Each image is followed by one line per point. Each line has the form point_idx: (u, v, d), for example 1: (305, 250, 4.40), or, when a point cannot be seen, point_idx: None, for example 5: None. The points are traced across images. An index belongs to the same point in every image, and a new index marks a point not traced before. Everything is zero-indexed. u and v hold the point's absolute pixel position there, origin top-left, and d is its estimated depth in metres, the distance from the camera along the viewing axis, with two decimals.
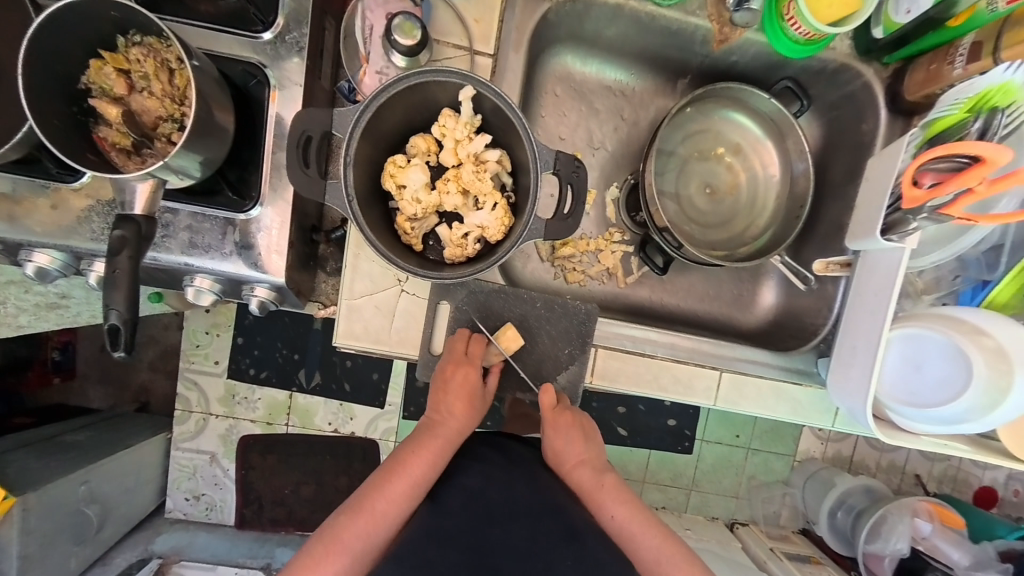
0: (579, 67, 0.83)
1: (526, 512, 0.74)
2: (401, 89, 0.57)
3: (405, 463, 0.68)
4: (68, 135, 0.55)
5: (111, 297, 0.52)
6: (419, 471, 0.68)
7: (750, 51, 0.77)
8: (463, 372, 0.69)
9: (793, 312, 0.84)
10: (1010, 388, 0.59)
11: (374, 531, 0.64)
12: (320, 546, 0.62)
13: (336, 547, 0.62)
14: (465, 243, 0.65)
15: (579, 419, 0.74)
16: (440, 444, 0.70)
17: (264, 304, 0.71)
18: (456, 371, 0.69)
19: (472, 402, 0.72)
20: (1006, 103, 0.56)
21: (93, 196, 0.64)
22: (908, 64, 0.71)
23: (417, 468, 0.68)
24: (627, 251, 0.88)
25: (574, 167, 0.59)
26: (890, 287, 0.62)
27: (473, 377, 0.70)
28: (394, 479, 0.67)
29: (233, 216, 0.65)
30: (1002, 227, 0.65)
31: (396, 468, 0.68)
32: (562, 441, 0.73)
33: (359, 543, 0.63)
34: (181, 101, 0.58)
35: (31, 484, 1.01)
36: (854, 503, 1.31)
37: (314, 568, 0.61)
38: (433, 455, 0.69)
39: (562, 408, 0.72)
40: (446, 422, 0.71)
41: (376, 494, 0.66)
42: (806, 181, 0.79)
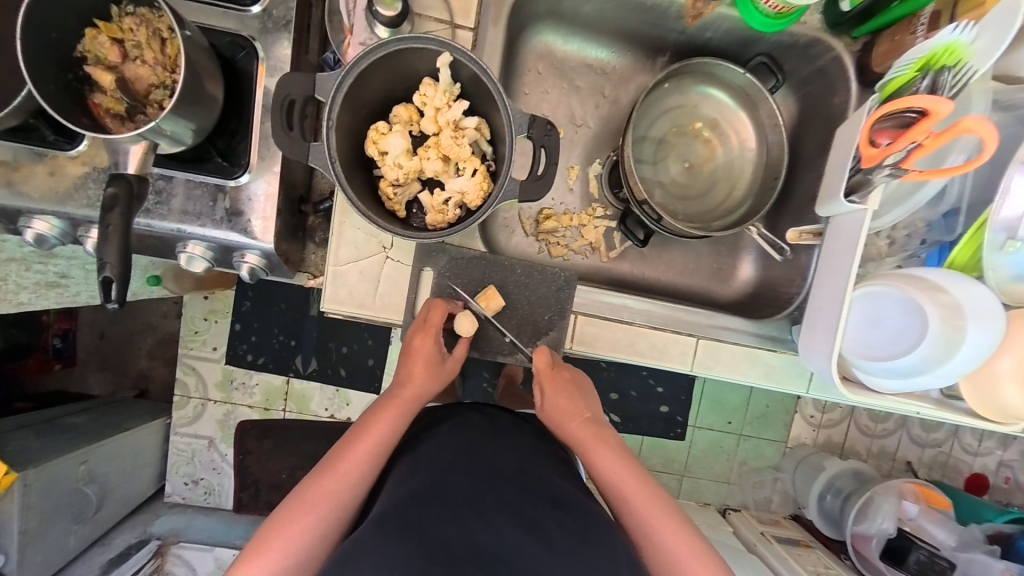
0: (560, 45, 0.85)
1: (513, 475, 0.71)
2: (381, 55, 0.60)
3: (367, 427, 0.71)
4: (64, 99, 0.58)
5: (105, 252, 0.55)
6: (383, 431, 0.71)
7: (724, 26, 0.79)
8: (424, 339, 0.73)
9: (769, 283, 0.87)
10: (959, 341, 0.63)
11: (341, 488, 0.66)
12: (285, 510, 0.64)
13: (302, 506, 0.64)
14: (446, 208, 0.68)
15: (573, 378, 0.82)
16: (402, 404, 0.74)
17: (255, 271, 0.74)
18: (420, 337, 0.73)
19: (433, 368, 0.75)
20: (952, 62, 0.58)
21: (89, 163, 0.67)
22: (875, 37, 0.74)
23: (379, 430, 0.71)
24: (609, 226, 0.90)
25: (546, 131, 0.62)
26: (853, 247, 0.65)
27: (433, 344, 0.74)
28: (357, 442, 0.69)
29: (223, 183, 0.68)
30: (959, 190, 0.69)
31: (363, 430, 0.71)
32: (562, 398, 0.80)
33: (325, 501, 0.65)
34: (173, 70, 0.62)
35: (32, 461, 1.03)
36: (841, 487, 1.33)
37: (280, 530, 0.62)
38: (395, 417, 0.72)
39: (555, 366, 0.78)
40: (408, 384, 0.75)
41: (340, 457, 0.68)
42: (779, 151, 0.82)
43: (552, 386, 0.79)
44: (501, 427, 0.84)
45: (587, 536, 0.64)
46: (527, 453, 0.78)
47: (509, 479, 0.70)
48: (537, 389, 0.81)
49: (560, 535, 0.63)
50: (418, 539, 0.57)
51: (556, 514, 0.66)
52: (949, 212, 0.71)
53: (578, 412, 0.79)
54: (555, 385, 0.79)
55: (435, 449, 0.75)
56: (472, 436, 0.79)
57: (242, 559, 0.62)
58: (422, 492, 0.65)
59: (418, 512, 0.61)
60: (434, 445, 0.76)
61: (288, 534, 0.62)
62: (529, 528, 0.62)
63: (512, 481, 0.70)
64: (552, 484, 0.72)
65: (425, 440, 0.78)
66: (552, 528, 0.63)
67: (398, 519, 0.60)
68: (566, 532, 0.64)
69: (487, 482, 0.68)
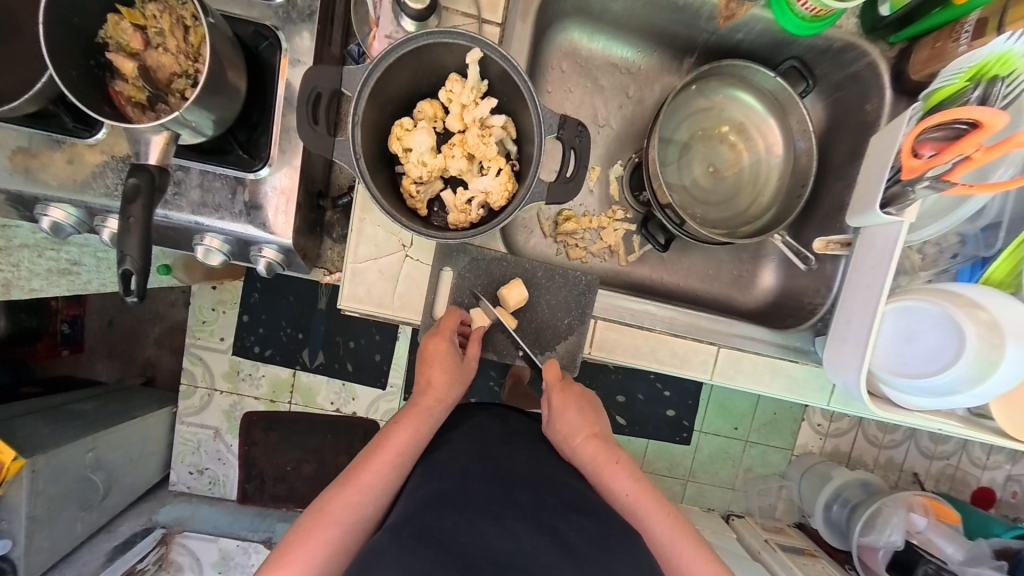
0: (586, 43, 0.84)
1: (530, 480, 0.70)
2: (411, 49, 0.58)
3: (388, 438, 0.70)
4: (86, 87, 0.57)
5: (125, 244, 0.54)
6: (403, 440, 0.70)
7: (756, 28, 0.78)
8: (439, 344, 0.72)
9: (791, 292, 0.85)
10: (998, 362, 0.62)
11: (364, 500, 0.65)
12: (306, 521, 0.63)
13: (324, 518, 0.63)
14: (469, 208, 0.67)
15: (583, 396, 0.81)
16: (422, 412, 0.73)
17: (272, 265, 0.73)
18: (436, 342, 0.72)
19: (452, 372, 0.74)
20: (1005, 72, 0.56)
21: (107, 151, 0.65)
22: (914, 44, 0.72)
23: (400, 440, 0.70)
24: (629, 229, 0.88)
25: (577, 132, 0.61)
26: (887, 261, 0.63)
27: (449, 348, 0.73)
28: (378, 453, 0.69)
29: (243, 175, 0.67)
30: (1000, 202, 0.67)
31: (381, 440, 0.70)
32: (571, 412, 0.78)
33: (349, 513, 0.64)
34: (195, 58, 0.61)
35: (40, 447, 1.03)
36: (849, 497, 1.31)
37: (301, 543, 0.61)
38: (415, 425, 0.72)
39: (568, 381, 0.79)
40: (428, 389, 0.74)
41: (362, 468, 0.67)
42: (808, 160, 0.80)
43: (564, 397, 0.78)
44: (515, 432, 0.83)
45: (607, 545, 0.63)
46: (543, 457, 0.77)
47: (527, 484, 0.69)
48: (547, 403, 0.79)
49: (584, 545, 0.62)
50: (434, 547, 0.56)
51: (576, 519, 0.65)
52: (988, 227, 0.69)
53: (585, 427, 0.78)
54: (565, 398, 0.78)
55: (450, 454, 0.74)
56: (485, 438, 0.78)
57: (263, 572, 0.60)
58: (436, 500, 0.64)
59: (434, 520, 0.60)
60: (448, 449, 0.75)
61: (312, 547, 0.61)
62: (550, 536, 0.61)
63: (529, 485, 0.69)
64: (571, 491, 0.71)
65: (437, 446, 0.77)
66: (572, 536, 0.63)
67: (415, 525, 0.59)
68: (587, 539, 0.63)
69: (502, 485, 0.68)
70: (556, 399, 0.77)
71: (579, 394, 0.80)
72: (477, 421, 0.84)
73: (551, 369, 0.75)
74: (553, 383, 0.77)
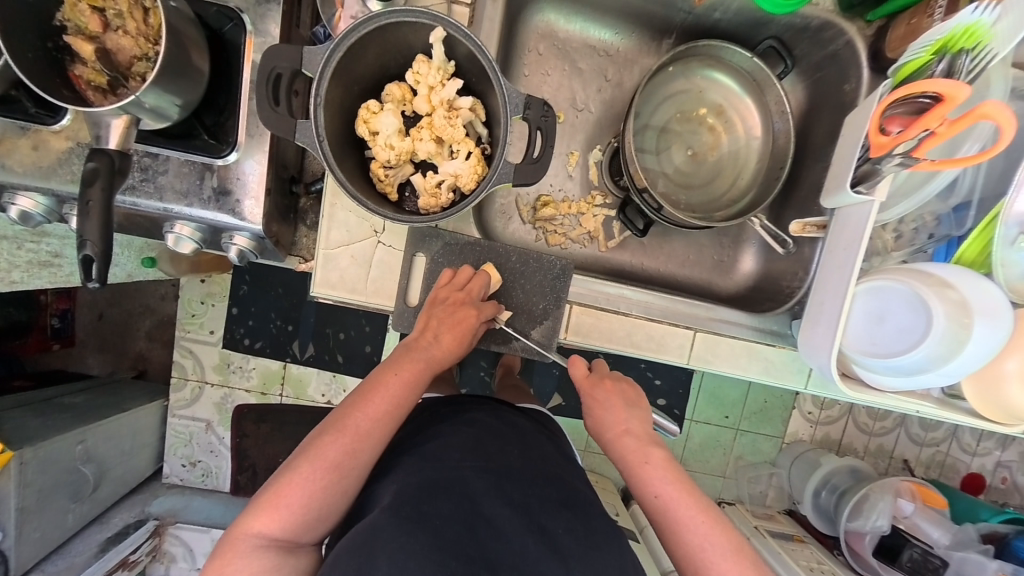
0: (562, 25, 0.82)
1: (523, 473, 0.68)
2: (373, 28, 0.57)
3: (386, 387, 0.65)
4: (43, 70, 0.56)
5: (85, 228, 0.54)
6: (400, 392, 0.65)
7: (732, 6, 0.76)
8: (468, 317, 0.70)
9: (770, 276, 0.85)
10: (965, 340, 0.61)
11: (362, 449, 0.62)
12: (302, 463, 0.59)
13: (319, 464, 0.59)
14: (439, 192, 0.66)
15: (617, 387, 0.78)
16: (420, 367, 0.67)
17: (244, 253, 0.72)
18: (474, 314, 0.71)
19: (461, 337, 0.70)
20: (970, 45, 0.55)
21: (72, 137, 0.65)
22: (891, 21, 0.70)
23: (397, 386, 0.65)
24: (609, 215, 0.87)
25: (544, 112, 0.60)
26: (858, 241, 0.63)
27: (474, 323, 0.71)
28: (375, 399, 0.64)
29: (211, 161, 0.66)
30: (970, 181, 0.67)
31: (376, 388, 0.65)
32: (601, 409, 0.76)
33: (347, 459, 0.61)
34: (155, 41, 0.59)
35: (27, 440, 1.03)
36: (837, 483, 1.32)
37: (297, 484, 0.58)
38: (413, 378, 0.66)
39: (596, 376, 0.79)
40: (432, 347, 0.69)
41: (355, 413, 0.63)
42: (786, 140, 0.80)
43: (592, 395, 0.77)
44: (505, 419, 0.81)
45: (594, 542, 0.63)
46: (531, 447, 0.76)
47: (519, 477, 0.67)
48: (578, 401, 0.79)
49: (567, 539, 0.61)
50: (431, 532, 0.57)
51: (564, 516, 0.64)
52: (960, 205, 0.68)
53: (618, 425, 0.74)
54: (596, 395, 0.77)
55: (440, 443, 0.71)
56: (478, 434, 0.74)
57: (258, 507, 0.58)
58: (430, 486, 0.63)
59: (431, 506, 0.60)
60: (439, 442, 0.72)
61: (309, 489, 0.58)
62: (537, 533, 0.61)
63: (519, 479, 0.67)
64: (556, 485, 0.69)
65: (429, 437, 0.74)
66: (559, 534, 0.61)
67: (412, 508, 0.59)
68: (574, 536, 0.62)
69: (494, 477, 0.66)
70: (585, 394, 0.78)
71: (608, 390, 0.77)
72: (475, 416, 0.79)
73: (577, 365, 0.79)
74: (580, 381, 0.79)
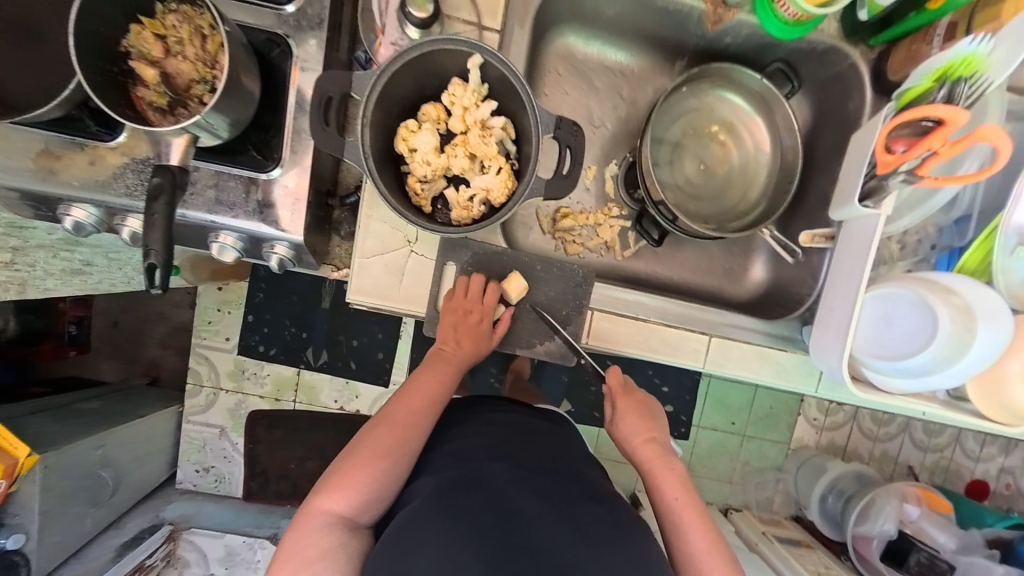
0: (581, 47, 0.87)
1: (548, 468, 0.72)
2: (415, 56, 0.62)
3: (423, 384, 0.75)
4: (110, 92, 0.60)
5: (150, 238, 0.58)
6: (436, 388, 0.75)
7: (742, 32, 0.81)
8: (474, 316, 0.77)
9: (780, 284, 0.89)
10: (970, 343, 0.65)
11: (411, 435, 0.70)
12: (361, 450, 0.67)
13: (378, 447, 0.67)
14: (470, 205, 0.70)
15: (646, 403, 0.85)
16: (450, 367, 0.78)
17: (283, 261, 0.77)
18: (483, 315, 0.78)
19: (478, 339, 0.79)
20: (968, 74, 0.59)
21: (127, 154, 0.69)
22: (892, 46, 0.76)
23: (432, 384, 0.75)
24: (624, 225, 0.91)
25: (573, 131, 0.64)
26: (866, 250, 0.67)
27: (485, 323, 0.78)
28: (416, 394, 0.74)
29: (255, 175, 0.70)
30: (972, 194, 0.71)
31: (417, 386, 0.75)
32: (631, 416, 0.82)
33: (400, 443, 0.68)
34: (212, 65, 0.64)
35: (51, 444, 1.06)
36: (843, 488, 1.35)
37: (358, 466, 0.65)
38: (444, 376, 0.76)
39: (628, 388, 0.86)
40: (455, 351, 0.79)
41: (402, 406, 0.72)
42: (794, 155, 0.85)
43: (624, 402, 0.84)
44: (524, 420, 0.84)
45: (620, 528, 0.64)
46: (553, 447, 0.79)
47: (543, 470, 0.70)
48: (609, 406, 0.85)
49: (598, 529, 0.62)
50: (467, 518, 0.60)
51: (591, 507, 0.65)
52: (962, 217, 0.72)
53: (645, 431, 0.81)
54: (627, 403, 0.84)
55: (469, 442, 0.75)
56: (501, 433, 0.77)
57: (325, 489, 0.64)
58: (462, 479, 0.66)
59: (465, 496, 0.63)
60: (465, 439, 0.76)
61: (370, 471, 0.65)
62: (567, 521, 0.61)
63: (543, 472, 0.70)
64: (583, 481, 0.71)
65: (452, 438, 0.77)
66: (587, 523, 0.62)
67: (450, 498, 0.63)
68: (601, 526, 0.62)
69: (520, 471, 0.68)
70: (617, 401, 0.84)
71: (639, 402, 0.84)
72: (494, 416, 0.82)
73: (614, 375, 0.85)
74: (614, 388, 0.85)
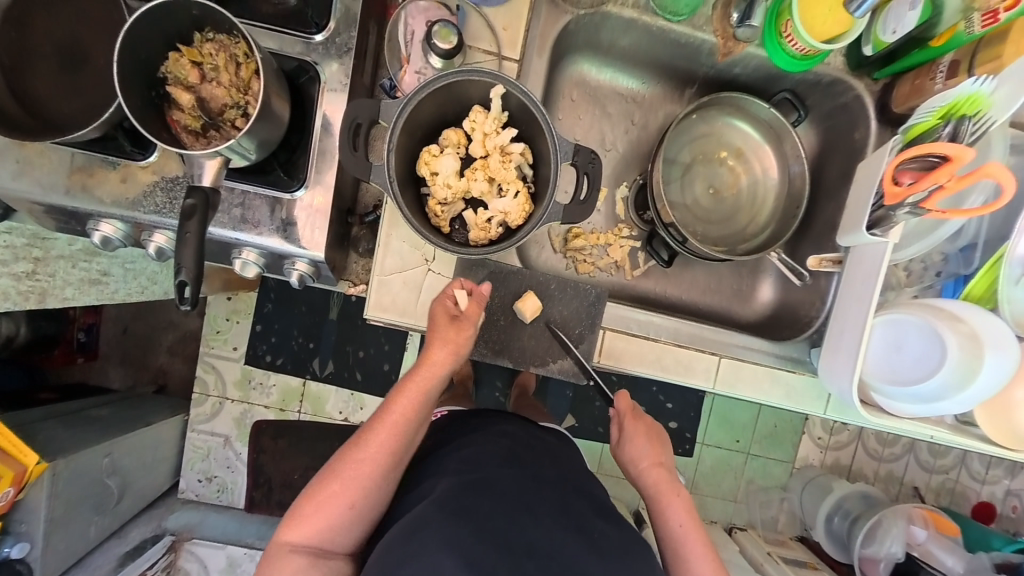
0: (595, 74, 0.90)
1: (556, 482, 0.72)
2: (440, 85, 0.65)
3: (394, 400, 0.69)
4: (149, 116, 0.63)
5: (183, 255, 0.60)
6: (407, 402, 0.69)
7: (752, 63, 0.84)
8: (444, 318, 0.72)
9: (788, 305, 0.91)
10: (979, 369, 0.67)
11: (380, 455, 0.67)
12: (328, 474, 0.66)
13: (345, 472, 0.66)
14: (488, 226, 0.72)
15: (653, 427, 0.85)
16: (424, 379, 0.70)
17: (303, 277, 0.78)
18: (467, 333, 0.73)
19: (456, 346, 0.71)
20: (972, 111, 0.62)
21: (158, 172, 0.72)
22: (897, 79, 0.79)
23: (401, 414, 0.69)
24: (634, 246, 0.94)
25: (591, 159, 0.66)
26: (874, 277, 0.69)
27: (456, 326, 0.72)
28: (387, 411, 0.69)
29: (280, 195, 0.72)
30: (976, 224, 0.73)
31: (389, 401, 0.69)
32: (639, 439, 0.82)
33: (365, 464, 0.66)
34: (245, 91, 0.67)
35: (62, 451, 1.07)
36: (850, 509, 1.34)
37: (326, 492, 0.65)
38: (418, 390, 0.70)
39: (635, 411, 0.85)
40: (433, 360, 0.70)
41: (372, 424, 0.68)
42: (801, 183, 0.87)
43: (633, 424, 0.83)
44: (535, 436, 0.84)
45: (625, 546, 0.65)
46: (564, 465, 0.79)
47: (553, 483, 0.71)
48: (615, 427, 0.85)
49: (608, 542, 0.64)
50: (473, 524, 0.60)
51: (600, 523, 0.67)
52: (967, 246, 0.75)
53: (653, 456, 0.81)
54: (636, 426, 0.83)
55: (479, 449, 0.75)
56: (510, 444, 0.77)
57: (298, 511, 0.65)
58: (471, 485, 0.66)
59: (473, 501, 0.63)
60: (476, 447, 0.75)
61: (335, 497, 0.65)
62: (577, 531, 0.63)
63: (553, 484, 0.70)
64: (590, 496, 0.73)
65: (462, 444, 0.77)
66: (597, 535, 0.64)
67: (457, 503, 0.62)
68: (610, 541, 0.64)
69: (529, 482, 0.69)
70: (626, 423, 0.84)
71: (647, 425, 0.84)
72: (505, 428, 0.82)
73: (625, 398, 0.85)
74: (624, 410, 0.85)
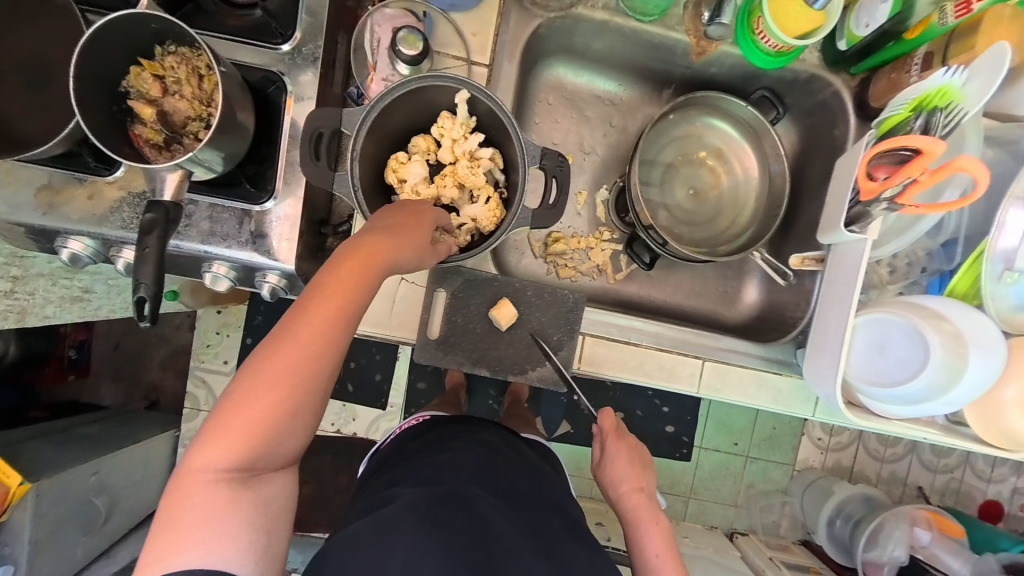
0: (571, 78, 0.90)
1: (530, 500, 0.70)
2: (404, 92, 0.64)
3: (326, 285, 0.55)
4: (110, 131, 0.62)
5: (141, 271, 0.59)
6: (344, 289, 0.55)
7: (727, 62, 0.83)
8: (409, 221, 0.62)
9: (774, 306, 0.89)
10: (964, 370, 0.65)
11: (312, 357, 0.53)
12: (245, 381, 0.52)
13: (268, 377, 0.52)
14: (458, 233, 0.71)
15: (636, 449, 0.83)
16: (366, 263, 0.56)
17: (275, 290, 0.75)
18: (430, 255, 0.63)
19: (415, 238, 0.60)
20: (944, 103, 0.61)
21: (126, 187, 0.71)
22: (874, 74, 0.77)
23: (335, 314, 0.55)
24: (616, 249, 0.92)
25: (559, 162, 0.65)
26: (855, 275, 0.67)
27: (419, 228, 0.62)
28: (318, 302, 0.54)
29: (249, 208, 0.71)
30: (957, 219, 0.72)
31: (319, 288, 0.55)
32: (621, 461, 0.81)
33: (292, 367, 0.52)
34: (207, 103, 0.67)
35: (46, 470, 1.05)
36: (851, 512, 1.31)
37: (243, 404, 0.51)
38: (359, 273, 0.56)
39: (618, 432, 0.85)
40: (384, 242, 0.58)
41: (298, 318, 0.54)
42: (782, 182, 0.85)
43: (615, 446, 0.83)
44: (513, 447, 0.82)
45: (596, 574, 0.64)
46: (542, 482, 0.77)
47: (526, 503, 0.69)
48: (598, 446, 0.85)
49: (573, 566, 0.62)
50: (443, 535, 0.58)
51: (570, 546, 0.65)
52: (948, 242, 0.73)
53: (633, 480, 0.80)
54: (618, 447, 0.83)
55: (456, 456, 0.72)
56: (489, 455, 0.75)
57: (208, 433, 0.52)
58: (444, 495, 0.63)
59: (445, 512, 0.61)
60: (453, 455, 0.73)
61: (256, 409, 0.51)
62: (545, 556, 0.61)
63: (528, 505, 0.68)
64: (562, 516, 0.71)
65: (439, 451, 0.75)
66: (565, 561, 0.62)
67: (429, 511, 0.60)
68: (577, 564, 0.63)
69: (504, 497, 0.67)
70: (608, 443, 0.84)
71: (630, 447, 0.83)
72: (483, 437, 0.81)
73: (608, 417, 0.85)
74: (607, 430, 0.85)
